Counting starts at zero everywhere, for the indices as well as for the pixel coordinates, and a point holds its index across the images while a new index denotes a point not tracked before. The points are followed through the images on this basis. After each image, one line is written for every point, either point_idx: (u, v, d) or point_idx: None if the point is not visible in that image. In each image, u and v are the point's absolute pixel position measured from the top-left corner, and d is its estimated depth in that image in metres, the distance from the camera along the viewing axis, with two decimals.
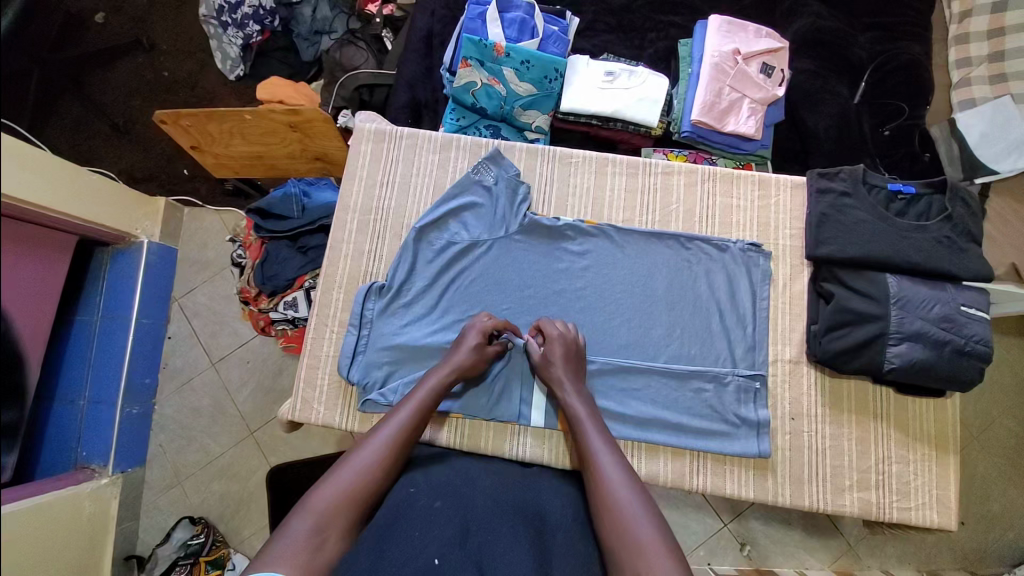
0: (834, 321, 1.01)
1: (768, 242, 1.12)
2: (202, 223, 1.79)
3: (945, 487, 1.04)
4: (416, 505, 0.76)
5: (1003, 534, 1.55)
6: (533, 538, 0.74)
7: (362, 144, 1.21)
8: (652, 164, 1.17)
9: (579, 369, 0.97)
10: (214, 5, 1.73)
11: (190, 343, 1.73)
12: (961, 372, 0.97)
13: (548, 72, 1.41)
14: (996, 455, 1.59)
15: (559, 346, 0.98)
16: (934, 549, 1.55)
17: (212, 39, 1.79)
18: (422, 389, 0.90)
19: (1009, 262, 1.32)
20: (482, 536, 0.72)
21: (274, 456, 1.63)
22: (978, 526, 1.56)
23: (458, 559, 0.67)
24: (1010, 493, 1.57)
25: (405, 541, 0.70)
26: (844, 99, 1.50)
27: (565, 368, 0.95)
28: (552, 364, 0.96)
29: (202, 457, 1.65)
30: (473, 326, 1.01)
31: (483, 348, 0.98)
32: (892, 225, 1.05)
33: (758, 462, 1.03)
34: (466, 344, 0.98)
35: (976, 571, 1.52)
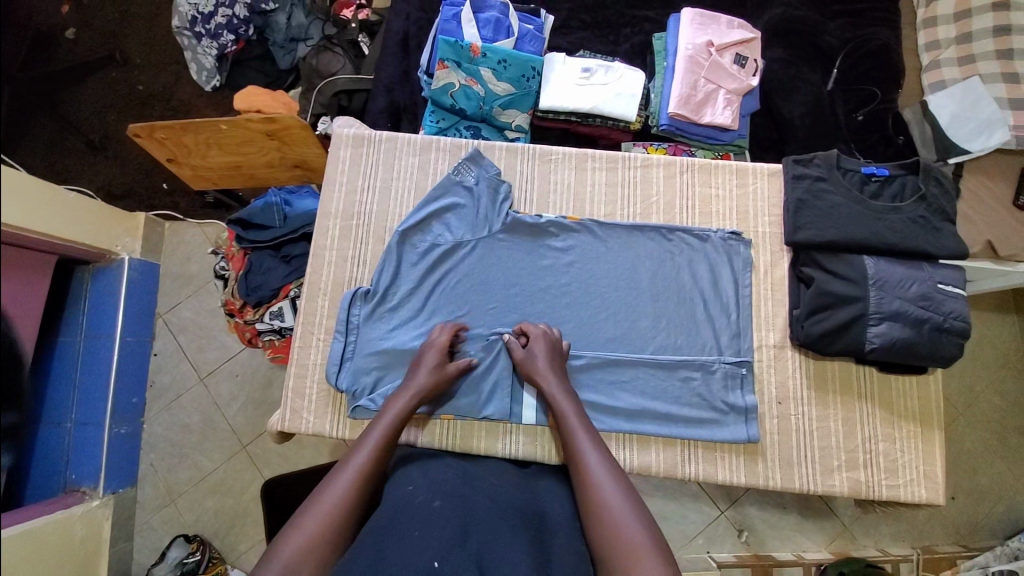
0: (815, 305, 1.03)
1: (748, 230, 1.14)
2: (183, 236, 1.76)
3: (931, 462, 1.06)
4: (415, 507, 0.76)
5: (992, 506, 1.58)
6: (533, 538, 0.74)
7: (341, 149, 1.21)
8: (631, 158, 1.18)
9: (563, 368, 1.00)
10: (187, 16, 1.73)
11: (177, 358, 1.71)
12: (940, 348, 0.99)
13: (525, 71, 1.43)
14: (982, 429, 1.62)
15: (544, 346, 1.01)
16: (926, 525, 1.58)
17: (187, 50, 1.78)
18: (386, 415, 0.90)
19: (984, 239, 1.35)
20: (482, 536, 0.71)
21: (268, 469, 1.62)
22: (968, 500, 1.59)
23: (458, 560, 0.66)
24: (997, 466, 1.61)
25: (405, 543, 0.68)
26: (817, 86, 1.53)
27: (551, 367, 0.98)
28: (538, 364, 0.98)
29: (194, 474, 1.63)
30: (433, 344, 1.02)
31: (443, 366, 0.99)
32: (868, 207, 1.06)
33: (747, 447, 1.04)
34: (426, 365, 0.99)
35: (967, 543, 1.55)
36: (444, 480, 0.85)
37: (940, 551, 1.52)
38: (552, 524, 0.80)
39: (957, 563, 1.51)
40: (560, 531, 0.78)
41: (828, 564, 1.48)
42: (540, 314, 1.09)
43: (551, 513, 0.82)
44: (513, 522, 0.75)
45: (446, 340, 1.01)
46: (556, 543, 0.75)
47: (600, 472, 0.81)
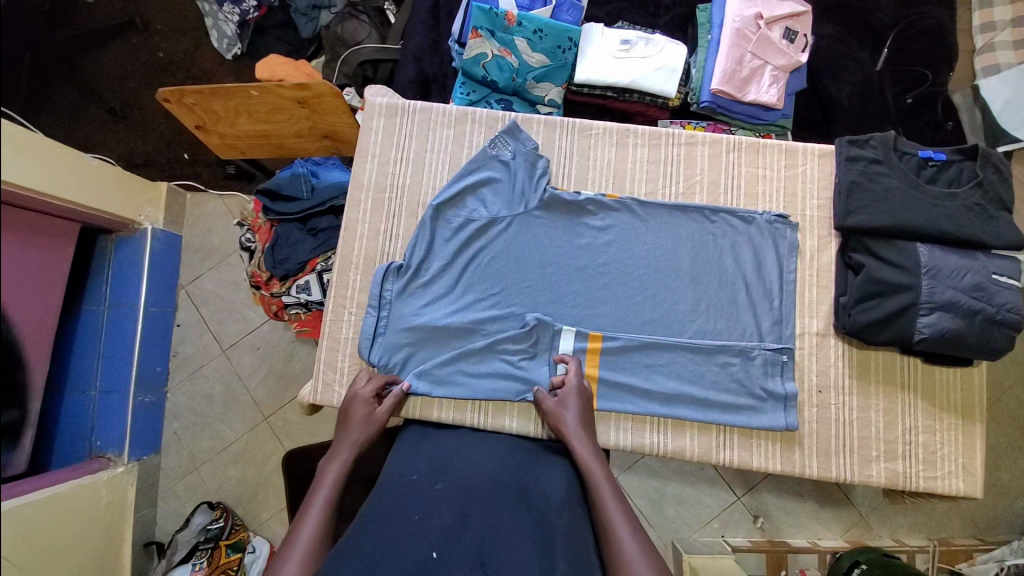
0: (863, 292, 0.99)
1: (795, 213, 1.10)
2: (205, 208, 1.75)
3: (972, 457, 1.03)
4: (417, 494, 0.78)
5: (1012, 502, 1.56)
6: (546, 517, 0.76)
7: (373, 119, 1.17)
8: (674, 134, 1.13)
9: (588, 418, 0.96)
10: None
11: (199, 329, 1.71)
12: (992, 341, 0.95)
13: (562, 42, 1.38)
14: (1008, 425, 1.59)
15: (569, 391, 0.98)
16: (946, 519, 1.57)
17: (207, 17, 1.74)
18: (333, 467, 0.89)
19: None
20: (484, 521, 0.72)
21: (289, 439, 1.64)
22: (990, 494, 1.57)
23: (458, 550, 0.66)
24: (1022, 462, 1.57)
25: (403, 526, 0.70)
26: (866, 65, 1.45)
27: (577, 413, 0.95)
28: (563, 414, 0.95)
29: (217, 443, 1.65)
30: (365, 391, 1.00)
31: (374, 413, 0.97)
32: (923, 192, 1.01)
33: (784, 435, 1.02)
34: (358, 417, 0.96)
35: (985, 538, 1.54)
36: (446, 464, 0.86)
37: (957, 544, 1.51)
38: (553, 506, 0.79)
39: (973, 556, 1.50)
40: (564, 511, 0.79)
41: (843, 552, 1.46)
42: (574, 295, 1.06)
43: (553, 493, 0.83)
44: (515, 503, 0.77)
45: (371, 390, 0.99)
46: (557, 523, 0.76)
47: (625, 532, 0.77)
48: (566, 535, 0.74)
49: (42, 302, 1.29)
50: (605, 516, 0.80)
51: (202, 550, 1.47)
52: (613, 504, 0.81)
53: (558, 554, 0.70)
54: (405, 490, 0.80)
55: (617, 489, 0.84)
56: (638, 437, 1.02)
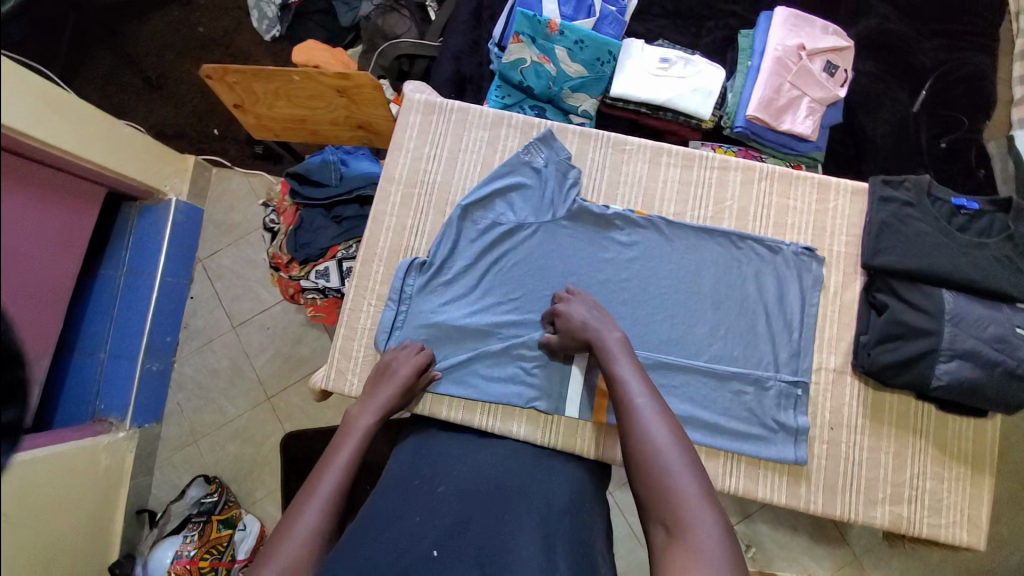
0: (884, 333, 0.99)
1: (822, 248, 1.09)
2: (230, 185, 1.77)
3: (978, 508, 1.02)
4: (417, 496, 0.78)
5: (1009, 556, 1.54)
6: (548, 524, 0.75)
7: (410, 115, 1.18)
8: (708, 158, 1.13)
9: (604, 315, 0.93)
10: None
11: (212, 304, 1.73)
12: (1010, 396, 0.94)
13: (601, 55, 1.39)
14: (1012, 479, 1.57)
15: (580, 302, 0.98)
16: (940, 568, 1.55)
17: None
18: (360, 425, 0.89)
19: None
20: (484, 523, 0.73)
21: (290, 422, 1.65)
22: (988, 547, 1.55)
23: (456, 550, 0.69)
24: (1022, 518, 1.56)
25: (403, 527, 0.72)
26: (902, 105, 1.45)
27: (592, 315, 0.93)
28: (577, 318, 0.93)
29: (218, 418, 1.66)
30: (406, 361, 1.00)
31: (408, 384, 0.98)
32: (954, 239, 1.01)
33: (792, 469, 1.02)
34: (393, 381, 0.97)
35: None
36: (449, 464, 0.87)
37: None
38: (558, 513, 0.79)
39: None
40: (567, 518, 0.79)
41: None
42: None
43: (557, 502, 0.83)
44: (519, 506, 0.77)
45: (413, 359, 1.00)
46: (561, 529, 0.76)
47: (644, 403, 0.76)
48: (569, 544, 0.74)
49: (61, 265, 1.31)
50: (627, 401, 0.77)
51: (193, 523, 1.48)
52: (636, 387, 0.78)
53: (561, 561, 0.70)
54: (411, 486, 0.80)
55: (640, 373, 0.81)
56: None
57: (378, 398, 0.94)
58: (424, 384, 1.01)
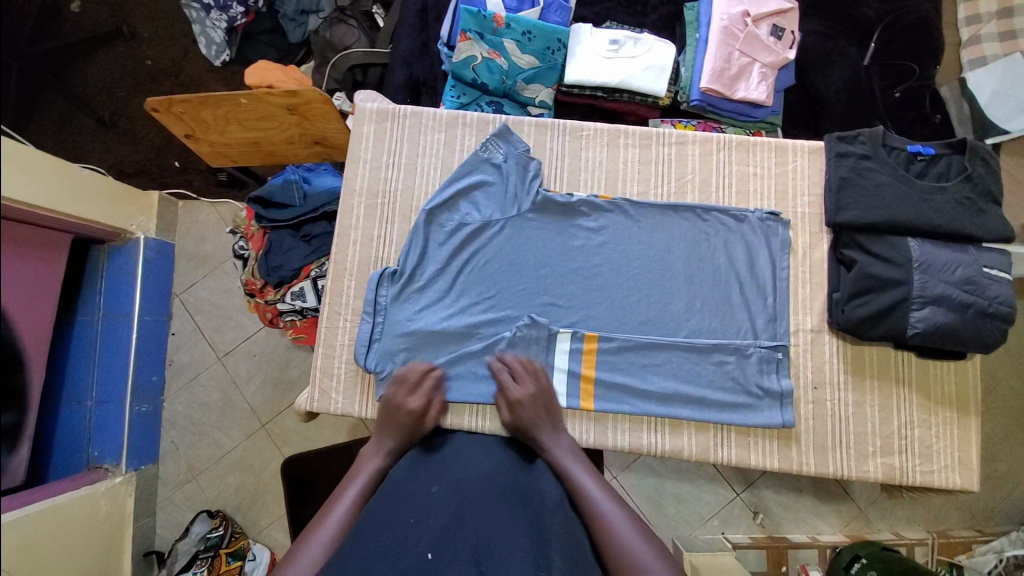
0: (857, 288, 0.99)
1: (787, 211, 1.09)
2: (197, 216, 1.75)
3: (967, 450, 1.04)
4: (414, 496, 0.79)
5: (1008, 492, 1.61)
6: (532, 519, 0.76)
7: (364, 124, 1.15)
8: (664, 134, 1.12)
9: (549, 404, 1.01)
10: None
11: (195, 338, 1.71)
12: (984, 335, 0.96)
13: (551, 43, 1.41)
14: (1002, 417, 1.64)
15: (532, 387, 1.00)
16: (943, 512, 1.61)
17: (195, 24, 1.73)
18: (370, 464, 0.95)
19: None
20: (479, 519, 0.73)
21: (288, 446, 1.63)
22: (988, 485, 1.61)
23: (450, 553, 0.68)
24: (1016, 452, 1.63)
25: (400, 530, 0.72)
26: (853, 60, 1.46)
27: (542, 409, 0.99)
28: (528, 406, 0.98)
29: (214, 451, 1.64)
30: (404, 398, 0.99)
31: (419, 420, 0.99)
32: (914, 187, 1.01)
33: (781, 432, 1.03)
34: (398, 425, 0.97)
35: (982, 528, 1.59)
36: (443, 467, 0.87)
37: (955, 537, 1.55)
38: (553, 509, 0.80)
39: (971, 547, 1.55)
40: (559, 512, 0.80)
41: (843, 547, 1.52)
42: (570, 298, 1.07)
43: (549, 495, 0.84)
44: (510, 501, 0.77)
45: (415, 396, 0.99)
46: (552, 524, 0.76)
47: (587, 480, 0.89)
48: (562, 536, 0.75)
49: (35, 314, 1.27)
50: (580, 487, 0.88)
51: (202, 560, 1.47)
52: (596, 491, 0.87)
53: (553, 551, 0.71)
54: (405, 492, 0.81)
55: (593, 474, 0.91)
56: (636, 437, 1.03)
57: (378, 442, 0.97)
58: (433, 421, 1.01)
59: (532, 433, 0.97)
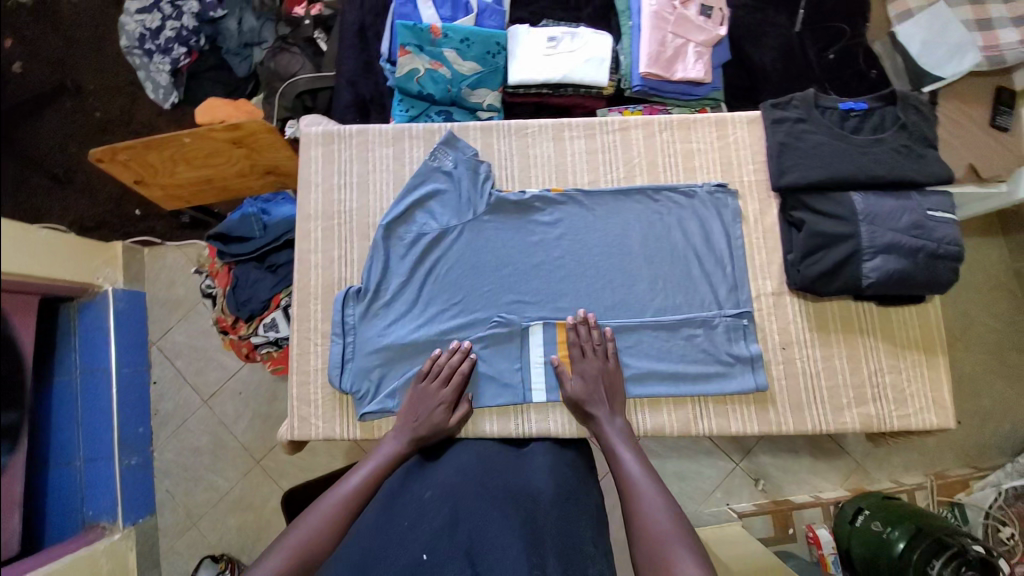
0: (809, 247, 1.02)
1: (733, 181, 1.12)
2: (164, 261, 1.73)
3: (939, 389, 1.07)
4: (410, 503, 0.84)
5: (996, 426, 1.67)
6: (523, 517, 0.78)
7: (311, 148, 1.15)
8: (607, 122, 1.15)
9: (612, 384, 1.01)
10: (134, 34, 1.67)
11: (177, 384, 1.68)
12: (937, 276, 0.99)
13: (490, 47, 1.43)
14: (980, 353, 1.71)
15: (598, 367, 1.01)
16: (938, 454, 1.66)
17: (139, 70, 1.69)
18: (384, 448, 0.96)
19: (967, 164, 1.42)
20: (472, 522, 0.77)
21: (285, 480, 1.62)
22: (974, 421, 1.67)
23: (445, 552, 0.73)
24: (998, 386, 1.69)
25: (397, 535, 0.78)
26: (784, 29, 1.51)
27: (601, 391, 1.00)
28: (584, 387, 1.00)
29: (212, 494, 1.62)
30: (428, 390, 1.01)
31: (442, 411, 0.99)
32: (851, 143, 1.04)
33: (757, 397, 1.05)
34: (425, 415, 0.98)
35: (978, 465, 1.65)
36: (438, 474, 0.91)
37: (953, 476, 1.60)
38: (547, 503, 0.83)
39: (969, 484, 1.60)
40: (553, 509, 0.82)
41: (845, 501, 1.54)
42: (537, 293, 1.08)
43: (542, 491, 0.86)
44: (502, 503, 0.80)
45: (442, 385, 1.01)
46: (545, 524, 0.79)
47: (636, 469, 0.89)
48: (555, 536, 0.78)
49: None
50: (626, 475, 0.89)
51: None
52: (640, 480, 0.87)
53: (547, 552, 0.75)
54: (403, 500, 0.86)
55: (642, 463, 0.91)
56: None
57: (401, 422, 0.99)
58: (458, 420, 1.00)
59: (588, 414, 0.99)
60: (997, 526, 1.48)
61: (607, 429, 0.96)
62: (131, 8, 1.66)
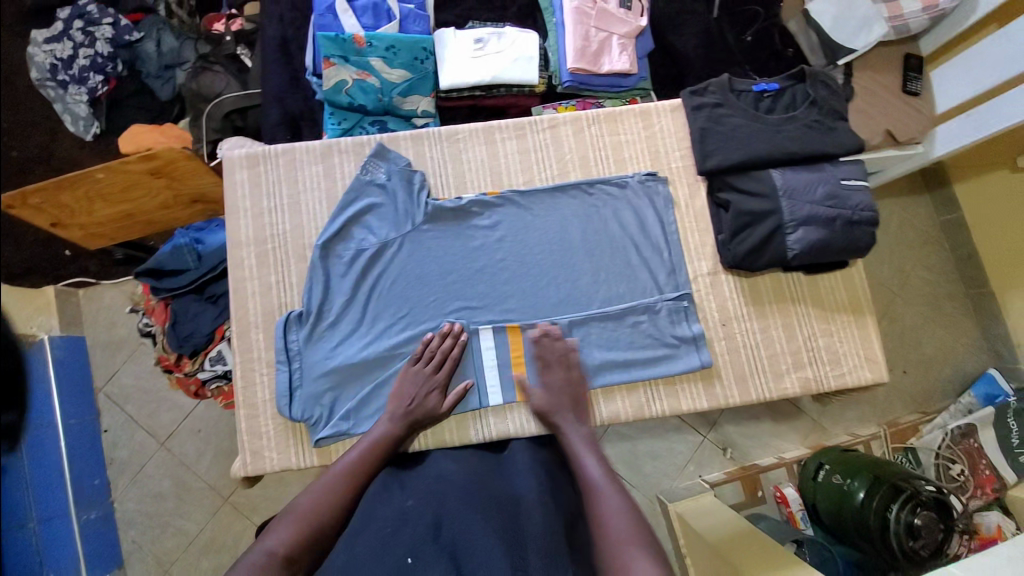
0: (737, 226, 1.06)
1: (662, 168, 1.15)
2: (103, 301, 1.64)
3: (870, 346, 1.13)
4: (390, 508, 0.81)
5: (939, 370, 1.80)
6: (506, 518, 0.76)
7: (236, 172, 1.11)
8: (536, 121, 1.16)
9: (579, 393, 1.01)
10: (46, 66, 1.63)
11: (130, 429, 1.60)
12: (855, 241, 1.04)
13: (417, 53, 1.42)
14: (919, 304, 1.83)
15: (561, 376, 1.02)
16: (889, 403, 1.77)
17: (56, 103, 1.65)
18: (375, 432, 0.96)
19: (884, 130, 1.47)
20: (456, 526, 0.74)
21: (258, 513, 1.57)
22: (918, 370, 1.79)
23: (429, 555, 0.70)
24: (937, 335, 1.81)
25: (378, 543, 0.74)
26: (702, 15, 1.55)
27: (566, 397, 0.99)
28: (546, 395, 0.99)
29: (181, 539, 1.55)
30: (417, 375, 1.01)
31: (433, 395, 1.00)
32: (766, 122, 1.09)
33: (704, 374, 1.09)
34: (417, 398, 0.99)
35: (926, 409, 1.76)
36: (419, 479, 0.88)
37: (904, 422, 1.71)
38: (528, 504, 0.80)
39: (919, 428, 1.71)
40: (539, 508, 0.80)
41: (806, 458, 1.63)
42: (483, 297, 1.08)
43: (527, 494, 0.83)
44: (485, 505, 0.77)
45: (432, 368, 1.01)
46: (531, 523, 0.76)
47: (598, 475, 0.87)
48: (541, 532, 0.75)
49: None
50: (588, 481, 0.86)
51: None
52: (603, 485, 0.85)
53: (531, 551, 0.72)
54: (383, 504, 0.83)
55: (604, 469, 0.88)
56: None
57: (393, 407, 0.98)
58: (450, 406, 1.01)
59: (553, 420, 0.97)
60: (948, 464, 1.58)
61: (575, 439, 0.94)
62: (41, 39, 1.64)
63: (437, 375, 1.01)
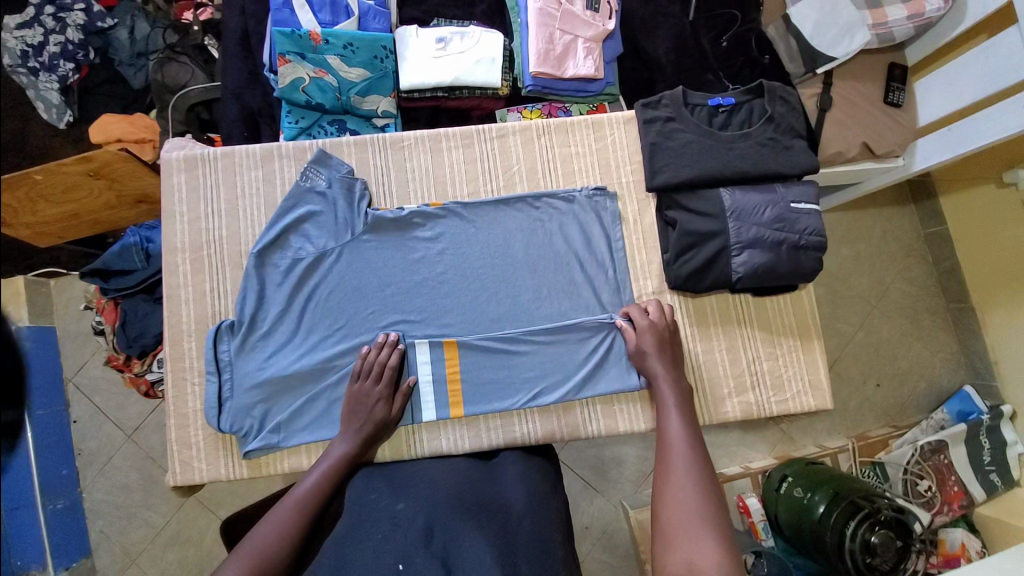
0: (681, 246, 1.03)
1: (612, 183, 1.12)
2: (74, 290, 1.62)
3: (815, 372, 1.11)
4: (380, 513, 0.81)
5: (914, 385, 1.76)
6: (496, 527, 0.76)
7: (173, 176, 1.09)
8: (484, 130, 1.12)
9: (675, 345, 1.00)
10: (16, 51, 1.56)
11: (98, 420, 1.59)
12: (801, 265, 1.01)
13: (377, 52, 1.37)
14: (898, 317, 1.78)
15: (664, 325, 1.00)
16: (861, 415, 1.74)
17: (29, 90, 1.59)
18: (330, 455, 0.93)
19: (861, 141, 1.39)
20: (448, 532, 0.75)
21: (223, 508, 1.56)
22: (894, 383, 1.75)
23: (421, 562, 0.71)
24: (915, 348, 1.77)
25: (371, 549, 0.74)
26: (677, 17, 1.49)
27: (659, 349, 0.98)
28: (649, 342, 0.99)
29: (149, 531, 1.55)
30: (368, 393, 0.98)
31: (383, 412, 0.98)
32: (718, 139, 1.05)
33: (643, 395, 1.06)
34: (366, 415, 0.97)
35: (898, 423, 1.73)
36: (406, 482, 0.89)
37: (874, 437, 1.67)
38: (516, 510, 0.80)
39: (889, 442, 1.67)
40: (526, 518, 0.79)
41: (771, 469, 1.59)
42: (421, 311, 1.06)
43: (514, 501, 0.82)
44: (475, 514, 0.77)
45: (382, 385, 0.98)
46: (520, 533, 0.77)
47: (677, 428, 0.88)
48: (529, 542, 0.76)
49: None
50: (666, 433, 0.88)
51: None
52: (677, 441, 0.86)
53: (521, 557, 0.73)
54: (372, 507, 0.83)
55: (684, 426, 0.89)
56: (510, 432, 1.04)
57: (345, 426, 0.96)
58: (400, 409, 1.00)
59: (646, 368, 0.98)
60: (915, 480, 1.55)
61: (661, 387, 0.95)
62: (12, 24, 1.57)
63: (387, 391, 0.99)
